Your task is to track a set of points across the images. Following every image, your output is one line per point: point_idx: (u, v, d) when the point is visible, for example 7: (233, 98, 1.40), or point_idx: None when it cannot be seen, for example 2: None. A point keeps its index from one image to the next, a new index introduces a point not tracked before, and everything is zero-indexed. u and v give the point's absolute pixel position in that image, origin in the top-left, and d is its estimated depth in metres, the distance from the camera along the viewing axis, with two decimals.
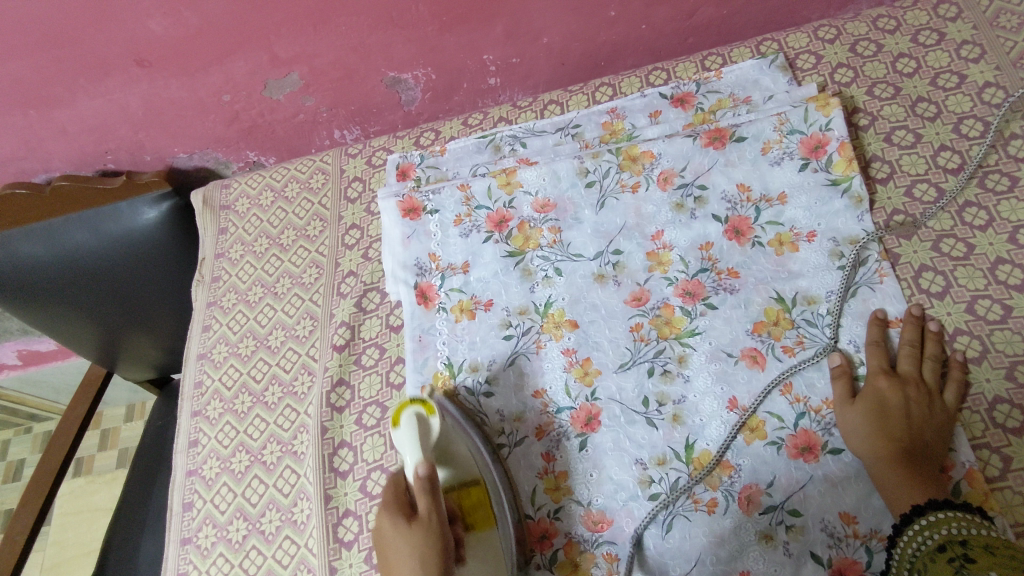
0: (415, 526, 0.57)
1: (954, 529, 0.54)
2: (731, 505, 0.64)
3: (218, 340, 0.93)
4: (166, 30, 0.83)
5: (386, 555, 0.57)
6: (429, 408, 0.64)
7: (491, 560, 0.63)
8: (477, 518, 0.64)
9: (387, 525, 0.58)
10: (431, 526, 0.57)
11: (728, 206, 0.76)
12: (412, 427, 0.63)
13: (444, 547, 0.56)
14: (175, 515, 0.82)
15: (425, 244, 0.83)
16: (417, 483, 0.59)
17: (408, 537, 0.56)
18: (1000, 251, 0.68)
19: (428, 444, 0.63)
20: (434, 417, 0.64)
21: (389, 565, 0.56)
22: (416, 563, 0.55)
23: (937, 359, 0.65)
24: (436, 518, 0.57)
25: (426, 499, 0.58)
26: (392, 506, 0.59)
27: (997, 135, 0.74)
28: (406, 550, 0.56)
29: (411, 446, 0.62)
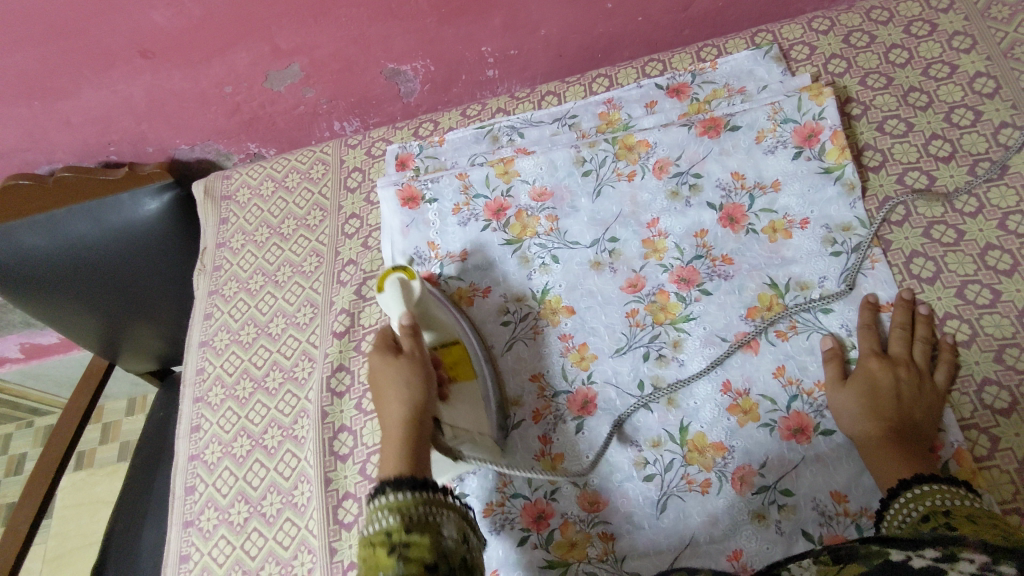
0: (402, 358, 0.63)
1: (938, 500, 0.55)
2: (725, 485, 0.65)
3: (219, 328, 0.94)
4: (169, 21, 0.84)
5: (376, 386, 0.62)
6: (409, 274, 0.71)
7: (471, 402, 0.69)
8: (456, 370, 0.70)
9: (376, 360, 0.63)
10: (416, 359, 0.63)
11: (722, 194, 0.77)
12: (396, 287, 0.69)
13: (428, 376, 0.62)
14: (177, 498, 0.83)
15: (424, 233, 0.84)
16: (401, 329, 0.65)
17: (395, 367, 0.62)
18: (989, 237, 0.69)
19: (411, 302, 0.70)
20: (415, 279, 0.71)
21: (378, 392, 0.61)
22: (402, 386, 0.60)
23: (927, 342, 0.66)
24: (419, 353, 0.64)
25: (410, 339, 0.64)
26: (379, 346, 0.64)
27: (988, 124, 0.75)
28: (395, 377, 0.61)
29: (396, 302, 0.69)
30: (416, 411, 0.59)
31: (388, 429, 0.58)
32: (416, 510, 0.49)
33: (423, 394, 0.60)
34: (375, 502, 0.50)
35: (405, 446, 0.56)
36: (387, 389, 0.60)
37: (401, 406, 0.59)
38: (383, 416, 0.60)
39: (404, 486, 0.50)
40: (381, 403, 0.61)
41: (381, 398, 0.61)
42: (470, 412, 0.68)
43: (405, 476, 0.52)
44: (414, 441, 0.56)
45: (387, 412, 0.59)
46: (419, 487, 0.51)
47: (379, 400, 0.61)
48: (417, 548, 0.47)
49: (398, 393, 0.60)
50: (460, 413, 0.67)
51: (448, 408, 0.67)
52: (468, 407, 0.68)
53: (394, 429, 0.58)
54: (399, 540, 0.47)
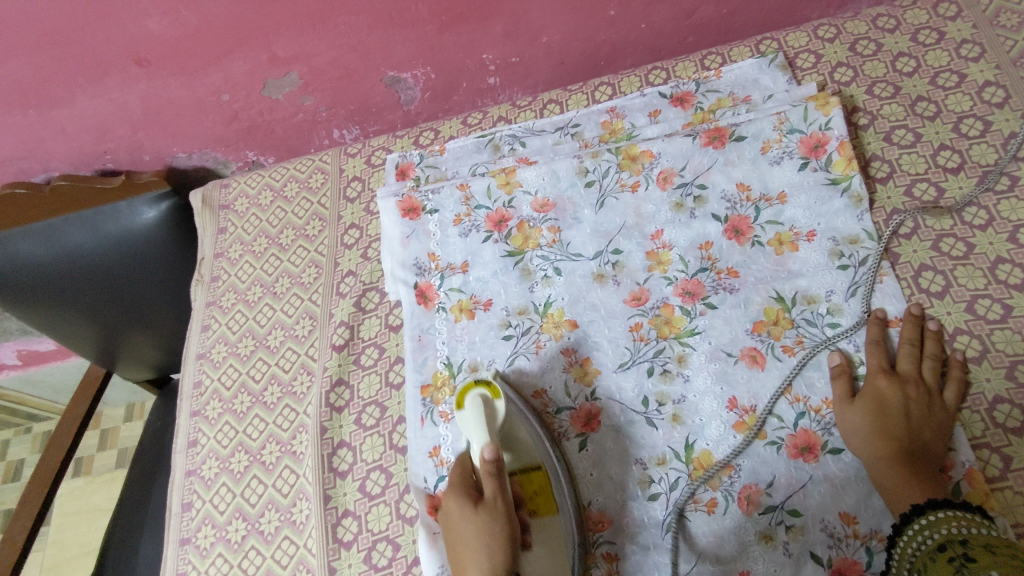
0: (482, 508, 0.58)
1: (953, 529, 0.54)
2: (731, 505, 0.64)
3: (217, 340, 0.92)
4: (165, 29, 0.82)
5: (455, 535, 0.58)
6: (493, 392, 0.68)
7: (552, 545, 0.64)
8: (539, 502, 0.66)
9: (456, 507, 0.59)
10: (496, 508, 0.58)
11: (728, 206, 0.76)
12: (477, 411, 0.66)
13: (510, 533, 0.57)
14: (174, 515, 0.82)
15: (424, 244, 0.82)
16: (484, 466, 0.60)
17: (475, 519, 0.57)
18: (1000, 250, 0.68)
19: (493, 428, 0.66)
20: (498, 398, 0.68)
21: (456, 546, 0.58)
22: (483, 545, 0.56)
23: (937, 358, 0.65)
24: (502, 502, 0.59)
25: (492, 484, 0.59)
26: (460, 487, 0.61)
27: (997, 135, 0.74)
28: (474, 532, 0.57)
29: (478, 428, 0.65)
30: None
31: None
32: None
33: (503, 560, 0.55)
34: None
35: None
36: (467, 548, 0.57)
37: (479, 572, 0.55)
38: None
39: None
40: (459, 560, 0.57)
41: (460, 556, 0.57)
42: (553, 561, 0.63)
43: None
44: None
45: (465, 574, 0.55)
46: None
47: (456, 554, 0.58)
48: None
49: (478, 553, 0.56)
50: (539, 563, 0.62)
51: (527, 552, 0.63)
52: (550, 551, 0.64)
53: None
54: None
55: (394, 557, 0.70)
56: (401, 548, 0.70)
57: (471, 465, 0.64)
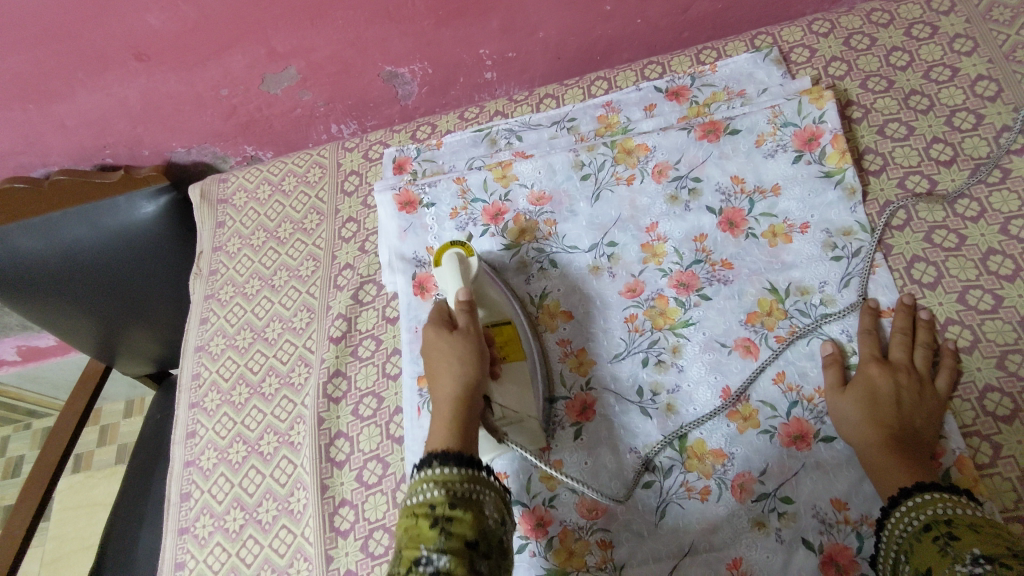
0: (457, 334, 0.63)
1: (938, 509, 0.54)
2: (725, 493, 0.65)
3: (215, 332, 0.93)
4: (164, 24, 0.83)
5: (431, 359, 0.63)
6: (466, 249, 0.70)
7: (520, 383, 0.68)
8: (510, 348, 0.69)
9: (432, 335, 0.64)
10: (468, 338, 0.63)
11: (722, 198, 0.76)
12: (453, 262, 0.68)
13: (482, 356, 0.62)
14: (172, 505, 0.82)
15: (421, 237, 0.83)
16: (458, 304, 0.65)
17: (452, 343, 0.62)
18: (991, 241, 0.69)
19: (467, 279, 0.69)
20: (472, 257, 0.70)
21: (432, 367, 0.62)
22: (457, 362, 0.61)
23: (929, 347, 0.65)
24: (474, 330, 0.64)
25: (466, 316, 0.65)
26: (434, 319, 0.65)
27: (989, 127, 0.74)
28: (450, 354, 0.62)
29: (453, 278, 0.68)
30: (468, 392, 0.60)
31: (440, 404, 0.59)
32: (460, 486, 0.52)
33: (476, 376, 0.61)
34: (422, 471, 0.53)
35: (455, 427, 0.57)
36: (441, 369, 0.61)
37: (454, 384, 0.60)
38: (435, 392, 0.61)
39: (449, 460, 0.53)
40: (434, 380, 0.62)
41: (434, 377, 0.62)
42: (521, 393, 0.68)
43: (451, 451, 0.54)
44: (465, 419, 0.58)
45: (440, 388, 0.61)
46: (461, 464, 0.53)
47: (432, 376, 0.62)
48: (459, 523, 0.49)
49: (452, 369, 0.61)
50: (509, 393, 0.67)
51: (497, 385, 0.67)
52: (517, 389, 0.68)
53: (445, 407, 0.59)
54: (441, 512, 0.50)
55: (390, 545, 0.70)
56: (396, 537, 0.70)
57: (445, 306, 0.68)
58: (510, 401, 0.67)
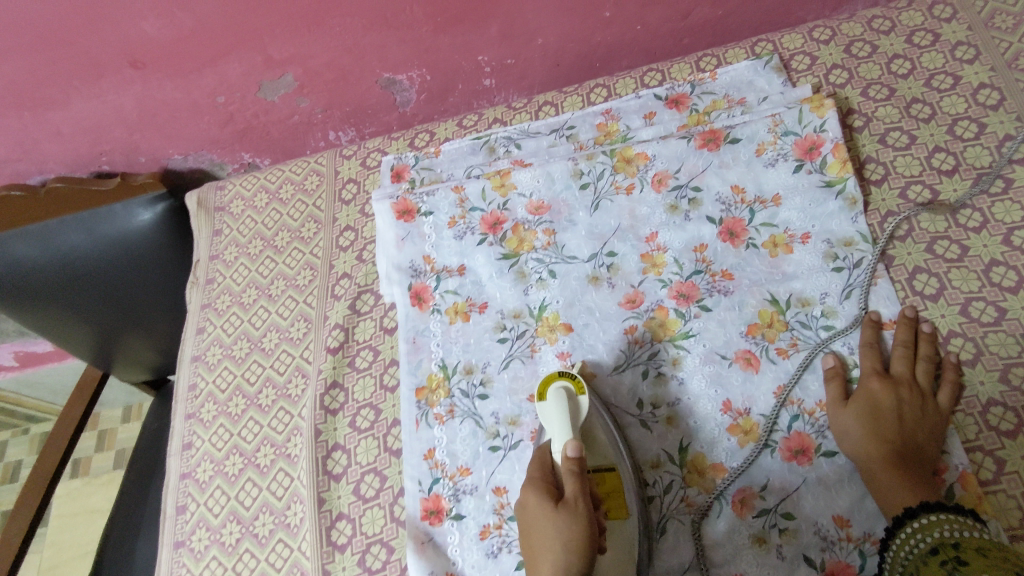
0: (562, 510, 0.55)
1: (946, 532, 0.54)
2: (725, 508, 0.64)
3: (212, 342, 0.92)
4: (160, 31, 0.82)
5: (531, 531, 0.56)
6: (578, 387, 0.67)
7: (621, 546, 0.62)
8: (612, 505, 0.63)
9: (534, 503, 0.57)
10: (577, 514, 0.55)
11: (723, 208, 0.76)
12: (559, 404, 0.65)
13: (589, 541, 0.54)
14: (168, 518, 0.82)
15: (419, 246, 0.82)
16: (567, 462, 0.59)
17: (554, 522, 0.55)
18: (994, 253, 0.68)
19: (576, 418, 0.66)
20: (581, 393, 0.67)
21: (533, 544, 0.56)
22: (562, 549, 0.53)
23: (931, 360, 0.64)
24: (583, 503, 0.56)
25: (573, 484, 0.57)
26: (539, 484, 0.59)
27: (992, 136, 0.73)
28: (551, 534, 0.54)
29: (559, 419, 0.64)
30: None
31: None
32: None
33: (578, 568, 0.53)
34: None
35: None
36: (542, 553, 0.54)
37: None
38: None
39: None
40: (534, 562, 0.55)
41: (534, 558, 0.55)
42: (620, 562, 0.61)
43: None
44: None
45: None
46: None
47: (533, 559, 0.55)
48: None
49: (555, 555, 0.53)
50: None
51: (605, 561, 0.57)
52: (618, 553, 0.61)
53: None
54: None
55: (388, 560, 0.69)
56: (394, 551, 0.70)
57: (549, 458, 0.62)
58: None
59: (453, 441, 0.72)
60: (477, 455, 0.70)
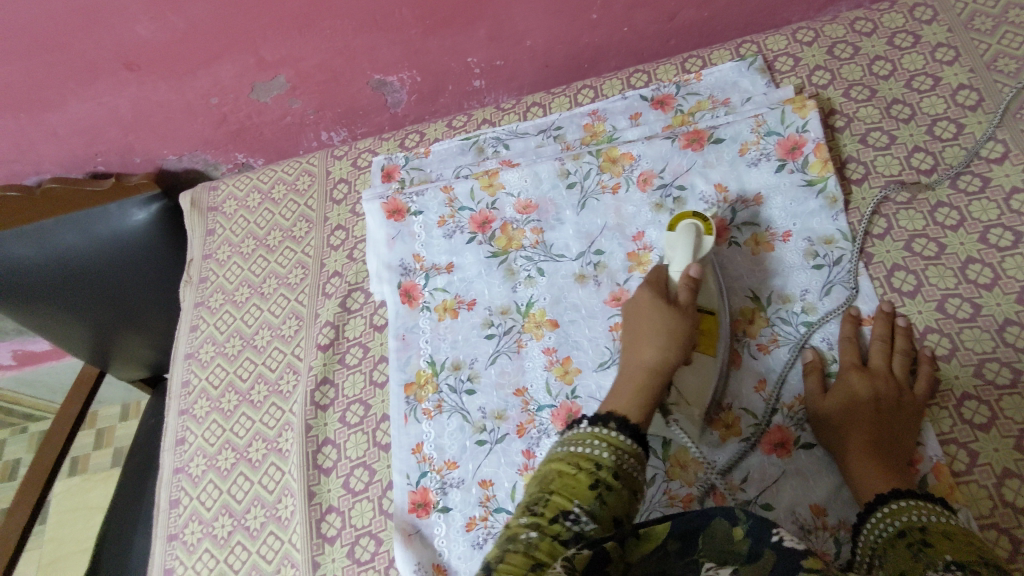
0: (674, 308, 0.60)
1: (913, 516, 0.54)
2: (707, 501, 0.65)
3: (205, 340, 0.94)
4: (153, 34, 0.84)
5: (636, 318, 0.61)
6: (706, 227, 0.67)
7: (705, 374, 0.65)
8: (705, 339, 0.66)
9: (648, 300, 0.61)
10: (688, 314, 0.60)
11: (706, 207, 0.77)
12: (689, 233, 0.65)
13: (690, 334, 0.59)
14: (162, 512, 0.83)
15: (409, 245, 0.84)
16: (685, 280, 0.62)
17: (662, 313, 0.60)
18: (970, 250, 0.69)
19: (697, 254, 0.65)
20: (709, 235, 0.66)
21: (636, 329, 0.61)
22: (666, 334, 0.58)
23: (907, 354, 0.66)
24: (693, 311, 0.61)
25: (688, 294, 0.61)
26: (654, 286, 0.62)
27: (970, 137, 0.75)
28: (658, 320, 0.59)
29: (684, 250, 0.65)
30: (663, 369, 0.58)
31: (636, 368, 0.58)
32: (627, 460, 0.52)
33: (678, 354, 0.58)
34: (593, 427, 0.53)
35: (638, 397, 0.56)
36: (645, 336, 0.59)
37: (654, 354, 0.58)
38: (633, 354, 0.59)
39: (624, 428, 0.53)
40: (637, 341, 0.60)
41: (638, 338, 0.60)
42: (701, 382, 0.66)
43: (630, 421, 0.54)
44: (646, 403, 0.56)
45: (641, 349, 0.59)
46: (636, 439, 0.53)
47: (631, 338, 0.61)
48: (613, 496, 0.50)
49: (659, 338, 0.58)
50: (688, 378, 0.65)
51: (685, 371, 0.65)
52: (701, 380, 0.65)
53: (638, 376, 0.58)
54: (603, 478, 0.50)
55: (377, 551, 0.71)
56: (383, 543, 0.71)
57: (665, 271, 0.65)
58: (689, 389, 0.65)
59: (441, 435, 0.73)
60: (464, 449, 0.72)
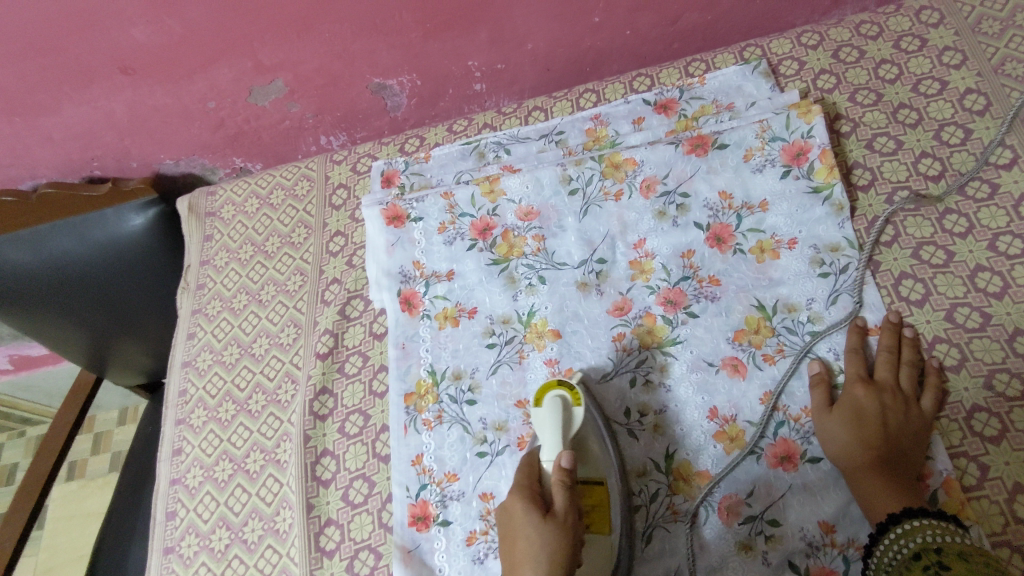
0: (552, 522, 0.55)
1: (927, 536, 0.53)
2: (711, 516, 0.64)
3: (203, 348, 0.93)
4: (149, 38, 0.83)
5: (513, 537, 0.56)
6: (574, 397, 0.66)
7: (602, 560, 0.61)
8: (595, 518, 0.62)
9: (520, 512, 0.56)
10: (566, 525, 0.55)
11: (709, 214, 0.76)
12: (556, 415, 0.64)
13: (570, 554, 0.54)
14: (158, 524, 0.82)
15: (409, 252, 0.83)
16: (558, 474, 0.58)
17: (540, 530, 0.54)
18: (979, 258, 0.68)
19: (567, 435, 0.63)
20: (577, 405, 0.65)
21: (515, 555, 0.55)
22: (547, 558, 0.53)
23: (914, 365, 0.65)
24: (571, 519, 0.56)
25: (564, 497, 0.57)
26: (526, 493, 0.58)
27: (977, 142, 0.74)
28: (534, 546, 0.54)
29: (553, 431, 0.63)
30: None
31: None
32: None
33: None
34: None
35: None
36: (522, 566, 0.53)
37: None
38: None
39: None
40: (514, 572, 0.54)
41: (516, 565, 0.54)
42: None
43: None
44: None
45: None
46: None
47: (511, 566, 0.55)
48: None
49: (537, 565, 0.53)
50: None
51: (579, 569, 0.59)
52: (597, 567, 0.61)
53: None
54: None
55: (376, 566, 0.70)
56: (382, 558, 0.70)
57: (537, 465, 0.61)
58: None
59: (441, 446, 0.72)
60: (464, 461, 0.71)
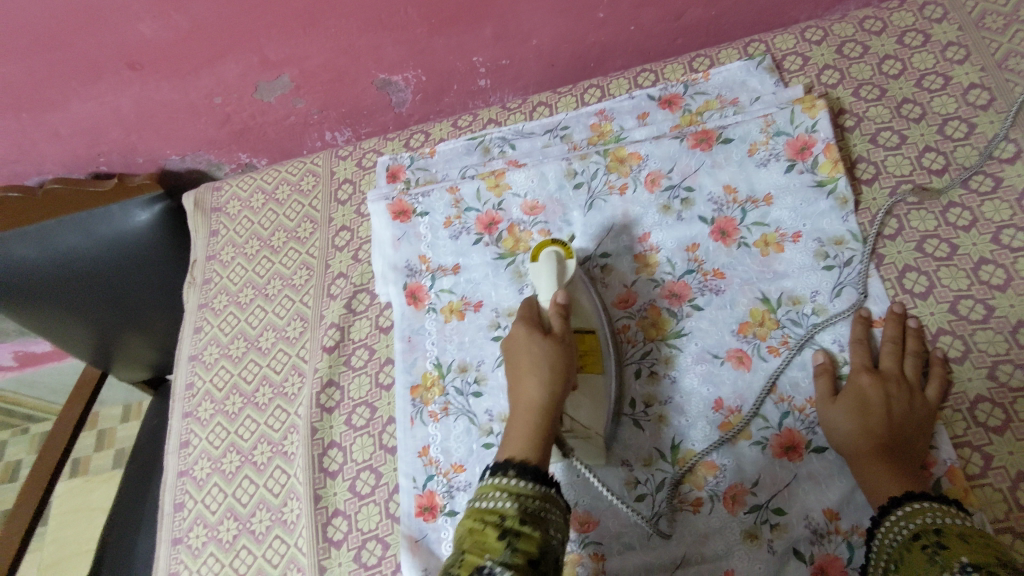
0: (550, 339, 0.62)
1: (928, 518, 0.53)
2: (716, 505, 0.65)
3: (210, 342, 0.93)
4: (156, 33, 0.83)
5: (512, 357, 0.62)
6: (566, 251, 0.69)
7: (596, 397, 0.68)
8: (588, 359, 0.68)
9: (523, 336, 0.62)
10: (562, 342, 0.62)
11: (714, 208, 0.76)
12: (551, 262, 0.68)
13: (566, 366, 0.61)
14: (166, 515, 0.83)
15: (415, 246, 0.83)
16: (554, 308, 0.64)
17: (541, 347, 0.61)
18: (983, 251, 0.68)
19: (563, 280, 0.68)
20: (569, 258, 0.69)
21: (516, 370, 0.61)
22: (547, 366, 0.60)
23: (919, 356, 0.65)
24: (567, 337, 0.63)
25: (560, 322, 0.63)
26: (526, 317, 0.63)
27: (981, 136, 0.74)
28: (535, 358, 0.60)
29: (548, 278, 0.67)
30: (551, 402, 0.59)
31: (525, 410, 0.58)
32: (533, 503, 0.52)
33: (562, 387, 0.60)
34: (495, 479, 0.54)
35: (535, 437, 0.57)
36: (524, 373, 0.60)
37: (538, 390, 0.59)
38: (518, 396, 0.60)
39: (526, 475, 0.54)
40: (517, 378, 0.60)
41: (520, 372, 0.60)
42: (593, 406, 0.67)
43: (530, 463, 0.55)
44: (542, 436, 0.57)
45: (522, 388, 0.60)
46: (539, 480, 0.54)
47: (513, 375, 0.61)
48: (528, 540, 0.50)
49: (538, 373, 0.59)
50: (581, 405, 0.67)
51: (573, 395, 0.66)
52: (592, 402, 0.67)
53: (528, 413, 0.58)
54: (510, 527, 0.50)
55: (383, 556, 0.70)
56: (390, 547, 0.70)
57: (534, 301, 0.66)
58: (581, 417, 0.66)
59: (448, 438, 0.72)
60: (471, 453, 0.71)
